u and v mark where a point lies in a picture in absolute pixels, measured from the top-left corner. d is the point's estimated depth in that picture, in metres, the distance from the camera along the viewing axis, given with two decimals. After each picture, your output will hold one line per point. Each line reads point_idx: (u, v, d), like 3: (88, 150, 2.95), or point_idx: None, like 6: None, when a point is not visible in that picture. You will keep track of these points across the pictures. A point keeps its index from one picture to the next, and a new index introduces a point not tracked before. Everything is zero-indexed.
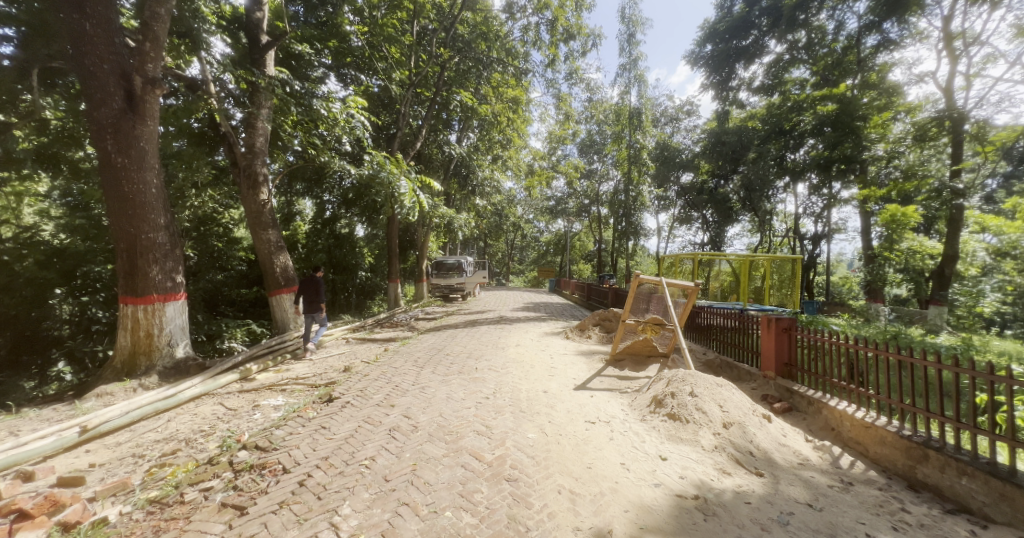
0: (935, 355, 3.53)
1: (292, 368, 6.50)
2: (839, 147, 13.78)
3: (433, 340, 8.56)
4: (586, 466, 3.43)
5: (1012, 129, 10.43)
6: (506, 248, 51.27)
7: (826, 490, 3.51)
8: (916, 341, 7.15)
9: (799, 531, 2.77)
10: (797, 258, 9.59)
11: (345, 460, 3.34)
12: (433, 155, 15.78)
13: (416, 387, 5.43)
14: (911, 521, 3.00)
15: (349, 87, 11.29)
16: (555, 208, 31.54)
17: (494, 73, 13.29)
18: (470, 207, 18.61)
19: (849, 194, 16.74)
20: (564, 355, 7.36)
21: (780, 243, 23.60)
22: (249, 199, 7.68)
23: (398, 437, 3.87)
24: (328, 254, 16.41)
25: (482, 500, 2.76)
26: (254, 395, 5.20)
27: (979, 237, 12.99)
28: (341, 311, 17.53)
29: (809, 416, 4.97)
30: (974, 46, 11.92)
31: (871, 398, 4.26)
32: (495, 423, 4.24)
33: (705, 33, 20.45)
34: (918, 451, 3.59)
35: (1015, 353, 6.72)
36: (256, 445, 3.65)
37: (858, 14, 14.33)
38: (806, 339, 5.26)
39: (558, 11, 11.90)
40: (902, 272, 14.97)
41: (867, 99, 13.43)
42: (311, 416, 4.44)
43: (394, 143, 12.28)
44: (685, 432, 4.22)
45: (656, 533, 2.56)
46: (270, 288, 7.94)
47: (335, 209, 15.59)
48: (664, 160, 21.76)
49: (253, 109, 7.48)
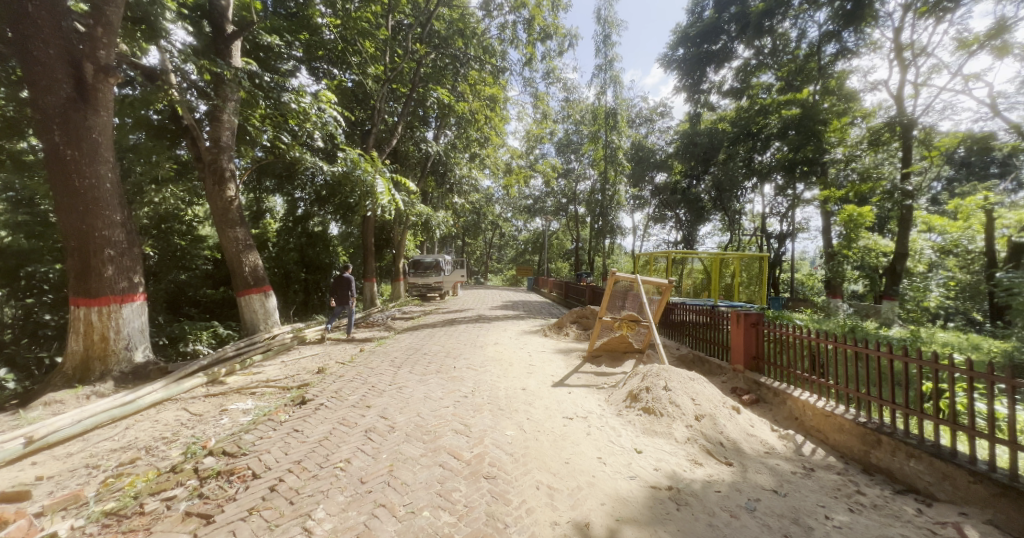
0: (889, 348, 3.80)
1: (263, 370, 6.26)
2: (803, 149, 14.72)
3: (410, 339, 8.48)
4: (564, 462, 3.47)
5: (956, 135, 11.24)
6: (484, 247, 51.17)
7: (790, 476, 3.68)
8: (871, 334, 7.60)
9: (765, 516, 2.91)
10: (765, 257, 9.96)
11: (319, 464, 3.26)
12: (409, 153, 15.54)
13: (392, 387, 5.36)
14: (866, 502, 3.22)
15: (322, 82, 11.02)
16: (533, 207, 31.77)
17: (472, 71, 13.05)
18: (448, 205, 18.70)
19: (811, 194, 17.49)
20: (543, 353, 7.40)
21: (749, 242, 24.46)
22: (214, 195, 7.32)
23: (374, 438, 3.81)
24: (300, 253, 16.00)
25: (460, 499, 2.75)
26: (221, 399, 4.99)
27: (926, 236, 13.90)
28: (314, 313, 16.73)
29: (774, 407, 5.20)
30: (921, 58, 12.70)
31: (830, 388, 4.52)
32: (473, 422, 4.23)
33: (676, 38, 20.87)
34: (872, 436, 3.85)
35: (955, 343, 7.29)
36: (223, 450, 3.52)
37: (819, 24, 14.88)
38: (772, 333, 5.48)
39: (535, 10, 11.91)
40: (859, 269, 15.86)
41: (828, 104, 14.30)
42: (282, 419, 4.31)
43: (368, 141, 12.01)
44: (660, 426, 4.34)
45: (632, 525, 2.63)
46: (238, 288, 7.61)
47: (307, 206, 15.29)
48: (639, 160, 22.39)
49: (217, 101, 7.13)
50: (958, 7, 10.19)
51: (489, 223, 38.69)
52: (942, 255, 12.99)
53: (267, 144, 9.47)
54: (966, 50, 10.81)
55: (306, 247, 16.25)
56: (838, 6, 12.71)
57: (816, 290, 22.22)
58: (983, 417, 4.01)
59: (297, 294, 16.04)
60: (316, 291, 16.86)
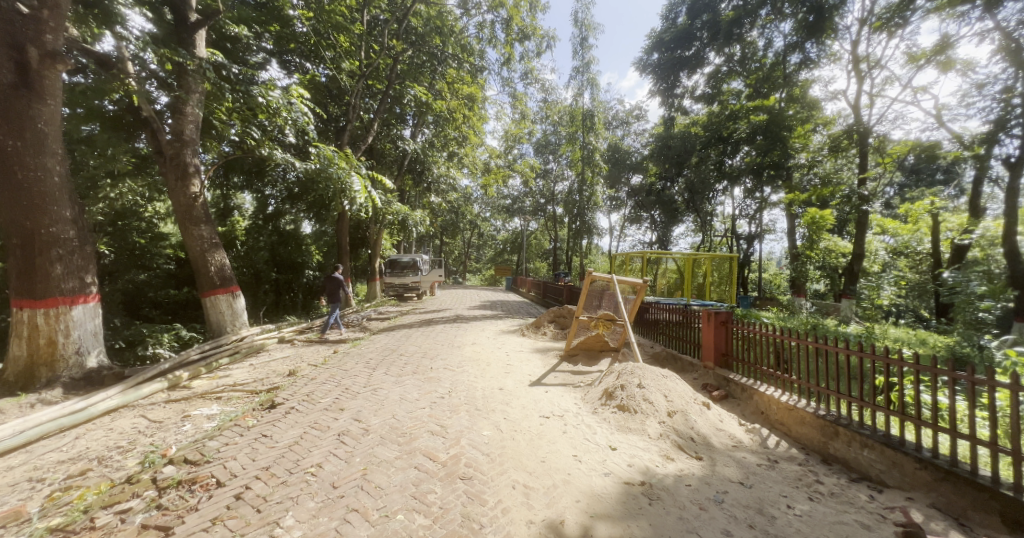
0: (847, 344, 4.02)
1: (230, 373, 6.02)
2: (770, 153, 15.31)
3: (386, 340, 8.33)
4: (540, 460, 3.50)
5: (907, 143, 11.97)
6: (463, 246, 50.80)
7: (755, 468, 3.83)
8: (831, 331, 8.01)
9: (732, 508, 3.02)
10: (734, 257, 10.28)
11: (288, 469, 3.16)
12: (385, 150, 15.26)
13: (367, 389, 5.25)
14: (824, 491, 3.39)
15: (293, 75, 10.69)
16: (512, 207, 31.77)
17: (449, 69, 12.97)
18: (425, 204, 18.49)
19: (778, 198, 18.22)
20: (520, 353, 7.42)
21: (720, 242, 25.25)
22: (177, 191, 6.97)
23: (347, 441, 3.73)
24: (271, 252, 15.52)
25: (436, 500, 2.73)
26: (184, 404, 4.76)
27: (880, 238, 14.75)
28: (284, 313, 16.17)
29: (742, 402, 5.39)
30: (876, 70, 13.43)
31: (793, 383, 4.73)
32: (450, 422, 4.21)
33: (651, 43, 21.24)
34: (830, 428, 4.05)
35: (906, 339, 7.77)
36: (184, 458, 3.35)
37: (784, 34, 15.50)
38: (741, 331, 5.69)
39: (512, 10, 11.88)
40: (821, 269, 16.62)
41: (792, 111, 14.97)
42: (250, 425, 4.15)
43: (342, 137, 11.69)
44: (634, 422, 4.43)
45: (605, 521, 2.68)
46: (203, 288, 7.28)
47: (278, 204, 14.96)
48: (616, 161, 23.17)
49: (180, 93, 6.80)
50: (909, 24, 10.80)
51: (468, 223, 38.44)
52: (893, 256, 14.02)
53: (235, 139, 9.12)
54: (915, 64, 11.53)
55: (278, 246, 15.81)
56: (802, 17, 13.20)
57: (781, 289, 23.18)
58: (927, 407, 4.32)
59: (267, 294, 15.45)
60: (288, 291, 16.31)
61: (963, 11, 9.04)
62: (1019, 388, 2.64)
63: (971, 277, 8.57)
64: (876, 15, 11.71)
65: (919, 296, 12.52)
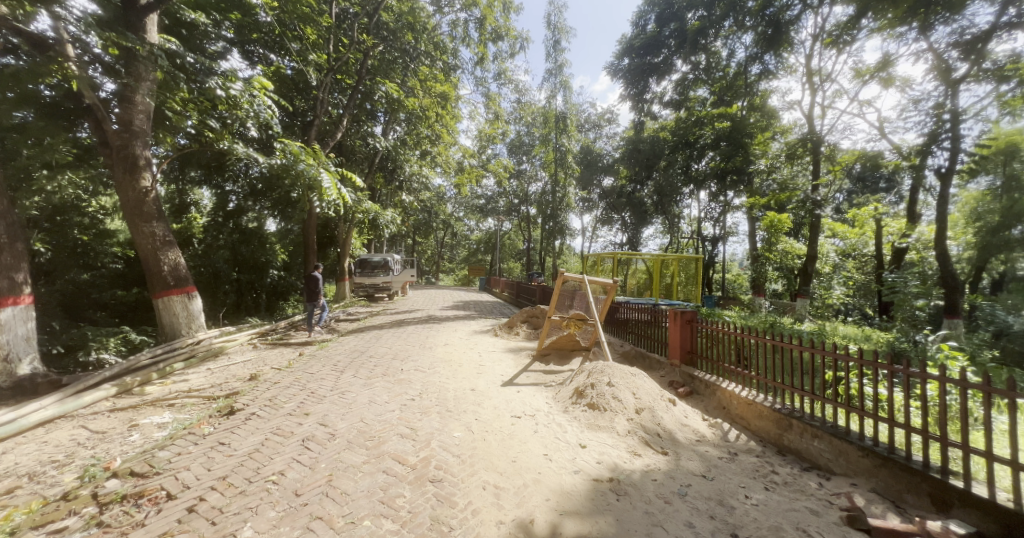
0: (800, 340, 4.27)
1: (186, 379, 5.70)
2: (733, 159, 15.95)
3: (355, 342, 8.11)
4: (511, 460, 3.51)
5: (854, 152, 12.84)
6: (436, 246, 50.09)
7: (717, 461, 3.99)
8: (786, 329, 8.50)
9: (694, 500, 3.13)
10: (699, 258, 10.68)
11: (247, 478, 3.02)
12: (355, 147, 14.88)
13: (334, 393, 5.10)
14: (779, 480, 3.58)
15: (255, 66, 10.23)
16: (486, 207, 31.62)
17: (422, 67, 12.80)
18: (397, 203, 18.15)
19: (740, 201, 19.04)
20: (493, 353, 7.42)
21: (687, 244, 26.14)
22: (125, 186, 6.53)
23: (312, 447, 3.60)
24: (232, 251, 14.69)
25: (404, 504, 2.68)
26: (131, 413, 4.46)
27: (831, 241, 15.70)
28: (246, 315, 15.38)
29: (706, 397, 5.61)
30: (827, 83, 14.30)
31: (752, 379, 4.97)
32: (420, 424, 4.15)
33: (622, 48, 21.69)
34: (785, 420, 4.28)
35: (853, 335, 8.32)
36: (131, 471, 3.14)
37: (745, 46, 16.23)
38: (705, 329, 5.92)
39: (486, 10, 11.85)
40: (778, 270, 17.49)
41: (753, 119, 15.69)
42: (205, 433, 3.93)
43: (309, 132, 11.33)
44: (604, 420, 4.52)
45: (574, 518, 2.72)
46: (155, 289, 6.85)
47: (239, 201, 14.39)
48: (588, 163, 24.40)
49: (129, 80, 6.38)
50: (854, 42, 11.58)
51: (442, 222, 38.01)
52: (843, 258, 15.50)
53: (191, 131, 8.63)
54: (861, 79, 12.36)
55: (239, 245, 14.97)
56: (761, 30, 13.85)
57: (743, 289, 24.25)
58: (870, 398, 4.65)
59: (228, 295, 14.65)
60: (250, 292, 15.56)
61: (901, 32, 9.78)
62: (947, 380, 2.88)
63: (907, 277, 9.30)
64: (827, 31, 12.48)
65: (865, 295, 13.81)
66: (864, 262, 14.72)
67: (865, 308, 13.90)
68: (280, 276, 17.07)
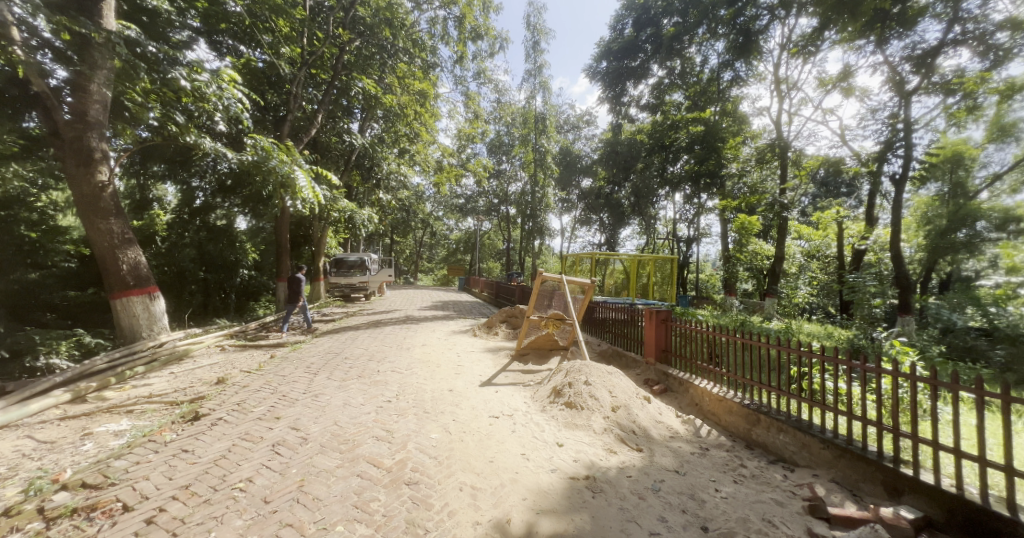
0: (768, 338, 4.43)
1: (147, 383, 5.43)
2: (706, 162, 16.41)
3: (330, 343, 7.91)
4: (488, 461, 3.50)
5: (818, 158, 13.46)
6: (415, 245, 49.42)
7: (689, 456, 4.10)
8: (755, 327, 8.83)
9: (667, 495, 3.20)
10: (674, 258, 10.95)
11: (213, 486, 2.90)
12: (330, 144, 14.53)
13: (308, 395, 4.97)
14: (746, 473, 3.71)
15: (224, 58, 9.82)
16: (465, 206, 31.44)
17: (400, 63, 12.61)
18: (374, 201, 17.81)
19: (713, 204, 19.61)
20: (472, 353, 7.38)
21: (663, 244, 26.75)
22: (78, 180, 6.15)
23: (283, 452, 3.49)
24: (198, 250, 14.06)
25: (379, 508, 2.63)
26: (85, 421, 4.20)
27: (798, 243, 16.38)
28: (214, 316, 14.83)
29: (679, 395, 5.75)
30: (793, 91, 14.91)
31: (724, 376, 5.12)
32: (396, 426, 4.09)
33: (600, 51, 21.95)
34: (753, 415, 4.44)
35: (816, 333, 8.71)
36: (84, 482, 2.96)
37: (718, 53, 16.69)
38: (679, 328, 6.06)
39: (465, 9, 11.79)
40: (749, 270, 18.12)
41: (725, 124, 16.17)
42: (167, 440, 3.75)
43: (283, 128, 11.04)
44: (581, 419, 4.57)
45: (550, 516, 2.74)
46: (112, 289, 6.49)
47: (207, 197, 13.71)
48: (568, 164, 24.91)
49: (83, 68, 6.02)
50: (818, 53, 12.13)
51: (421, 222, 37.54)
52: (808, 259, 16.22)
53: (152, 124, 8.22)
54: (825, 88, 12.95)
55: (206, 243, 14.28)
56: (732, 39, 14.30)
57: (715, 288, 25.02)
58: (831, 392, 4.88)
59: (194, 296, 14.14)
60: (218, 292, 15.06)
61: (860, 45, 10.33)
62: (899, 374, 3.05)
63: (865, 277, 9.81)
64: (793, 42, 13.02)
65: (828, 294, 14.27)
66: (827, 262, 15.43)
67: (828, 307, 14.56)
68: (250, 275, 16.57)
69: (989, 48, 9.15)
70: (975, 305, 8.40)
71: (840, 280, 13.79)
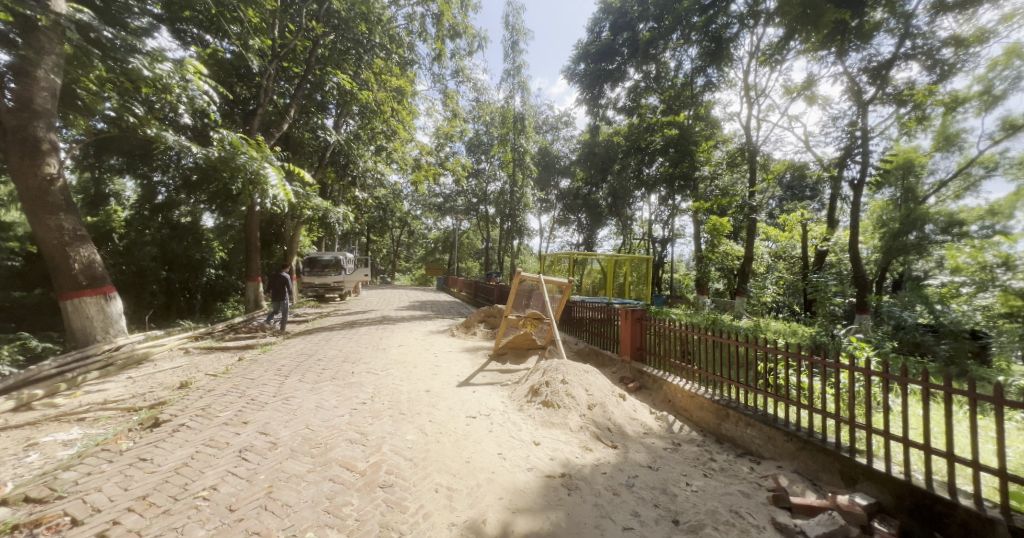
0: (737, 335, 4.59)
1: (102, 389, 5.12)
2: (680, 165, 16.81)
3: (303, 345, 7.69)
4: (464, 461, 3.48)
5: (784, 163, 14.04)
6: (392, 245, 48.59)
7: (662, 451, 4.21)
8: (726, 326, 9.17)
9: (640, 490, 3.27)
10: (650, 258, 11.19)
11: (173, 496, 2.77)
12: (303, 140, 14.11)
13: (278, 399, 4.81)
14: (716, 467, 3.83)
15: (189, 48, 9.38)
16: (444, 205, 31.15)
17: (376, 59, 12.38)
18: (350, 199, 17.43)
19: (686, 206, 20.13)
20: (449, 353, 7.33)
21: (639, 245, 27.31)
22: (23, 172, 5.76)
23: (250, 458, 3.37)
24: (160, 248, 13.38)
25: (352, 513, 2.58)
26: (30, 430, 3.92)
27: (765, 244, 17.04)
28: (177, 317, 14.17)
29: (653, 392, 5.88)
30: (761, 98, 15.48)
31: (695, 373, 5.27)
32: (371, 429, 4.02)
33: (579, 53, 22.14)
34: (722, 411, 4.58)
35: (781, 330, 9.10)
36: (27, 496, 2.76)
37: (691, 58, 17.07)
38: (654, 326, 6.19)
39: (444, 7, 11.69)
40: (720, 270, 18.72)
41: (698, 128, 16.59)
42: (123, 449, 3.55)
43: (252, 122, 10.73)
44: (557, 417, 4.61)
45: (526, 515, 2.75)
46: (63, 290, 6.11)
47: (170, 193, 13.48)
48: (546, 165, 25.16)
49: (28, 53, 5.62)
50: (785, 62, 12.62)
51: (398, 220, 36.94)
52: (776, 259, 16.92)
53: (108, 115, 7.78)
54: (791, 96, 13.48)
55: (169, 241, 13.72)
56: (705, 45, 14.70)
57: (688, 288, 25.76)
58: (795, 387, 5.12)
59: (155, 297, 13.40)
60: (182, 293, 14.43)
61: (822, 55, 10.82)
62: (855, 368, 3.22)
63: (826, 277, 10.30)
64: (762, 50, 13.50)
65: (793, 293, 14.92)
66: (792, 263, 16.14)
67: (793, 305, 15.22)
68: (218, 275, 15.92)
69: (936, 63, 9.75)
70: (923, 303, 8.91)
71: (804, 279, 14.46)
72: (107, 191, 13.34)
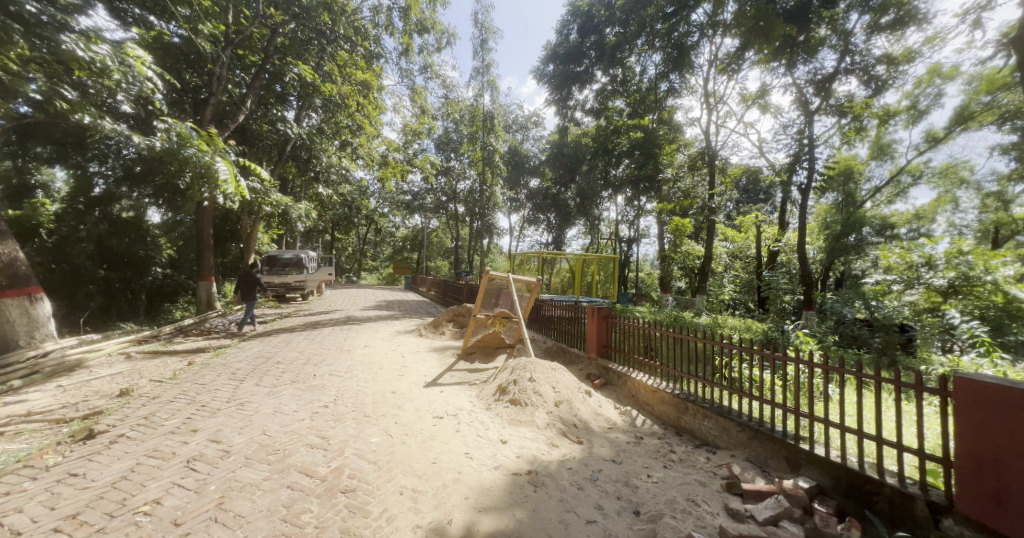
0: (696, 331, 4.79)
1: (26, 399, 4.66)
2: (645, 168, 17.27)
3: (260, 347, 7.33)
4: (430, 462, 3.43)
5: (740, 167, 14.78)
6: (359, 244, 47.11)
7: (626, 445, 4.33)
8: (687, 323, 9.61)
9: (604, 484, 3.35)
10: (616, 258, 11.50)
11: (108, 513, 2.56)
12: (261, 132, 13.41)
13: (231, 404, 4.56)
14: (675, 458, 3.99)
15: (129, 30, 8.70)
16: (412, 203, 30.53)
17: (340, 51, 11.99)
18: (312, 195, 16.77)
19: (651, 207, 20.77)
20: (417, 354, 7.21)
21: (606, 244, 27.96)
22: None
23: (199, 468, 3.17)
24: (98, 244, 12.51)
25: (310, 520, 2.48)
26: None
27: (723, 244, 17.89)
28: (118, 319, 13.10)
29: (618, 387, 6.04)
30: (719, 105, 16.23)
31: (658, 368, 5.46)
32: (332, 433, 3.89)
33: (547, 54, 22.29)
34: (682, 404, 4.77)
35: (736, 326, 9.61)
36: None
37: (655, 64, 17.30)
38: (619, 324, 6.36)
39: (410, 2, 11.50)
40: (682, 269, 19.45)
41: (662, 132, 17.07)
42: (49, 465, 3.25)
43: (204, 111, 10.25)
44: (524, 415, 4.63)
45: (492, 513, 2.75)
46: None
47: (109, 185, 12.54)
48: (516, 164, 25.24)
49: None
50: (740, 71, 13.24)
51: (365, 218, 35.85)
52: (733, 259, 17.82)
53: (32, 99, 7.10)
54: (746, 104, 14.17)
55: (108, 238, 12.77)
56: (668, 52, 15.18)
57: (653, 286, 26.68)
58: (748, 380, 5.41)
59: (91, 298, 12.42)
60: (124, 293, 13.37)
61: (774, 66, 11.47)
62: (799, 360, 3.45)
63: (777, 276, 10.95)
64: (720, 59, 14.11)
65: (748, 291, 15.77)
66: (748, 262, 17.05)
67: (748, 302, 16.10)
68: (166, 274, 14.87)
69: (872, 79, 10.56)
70: (861, 300, 9.61)
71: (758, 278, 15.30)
72: (31, 181, 12.11)
